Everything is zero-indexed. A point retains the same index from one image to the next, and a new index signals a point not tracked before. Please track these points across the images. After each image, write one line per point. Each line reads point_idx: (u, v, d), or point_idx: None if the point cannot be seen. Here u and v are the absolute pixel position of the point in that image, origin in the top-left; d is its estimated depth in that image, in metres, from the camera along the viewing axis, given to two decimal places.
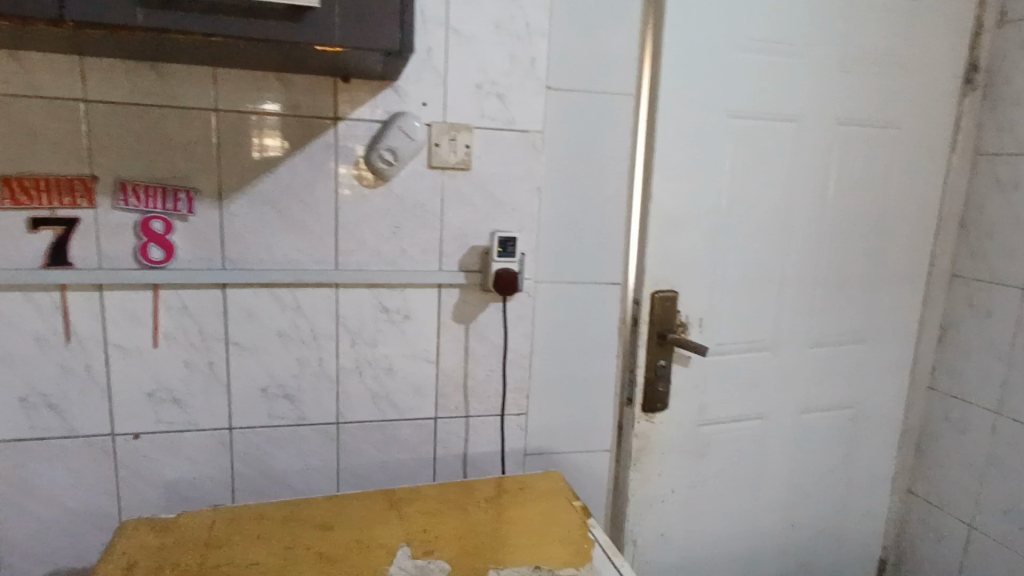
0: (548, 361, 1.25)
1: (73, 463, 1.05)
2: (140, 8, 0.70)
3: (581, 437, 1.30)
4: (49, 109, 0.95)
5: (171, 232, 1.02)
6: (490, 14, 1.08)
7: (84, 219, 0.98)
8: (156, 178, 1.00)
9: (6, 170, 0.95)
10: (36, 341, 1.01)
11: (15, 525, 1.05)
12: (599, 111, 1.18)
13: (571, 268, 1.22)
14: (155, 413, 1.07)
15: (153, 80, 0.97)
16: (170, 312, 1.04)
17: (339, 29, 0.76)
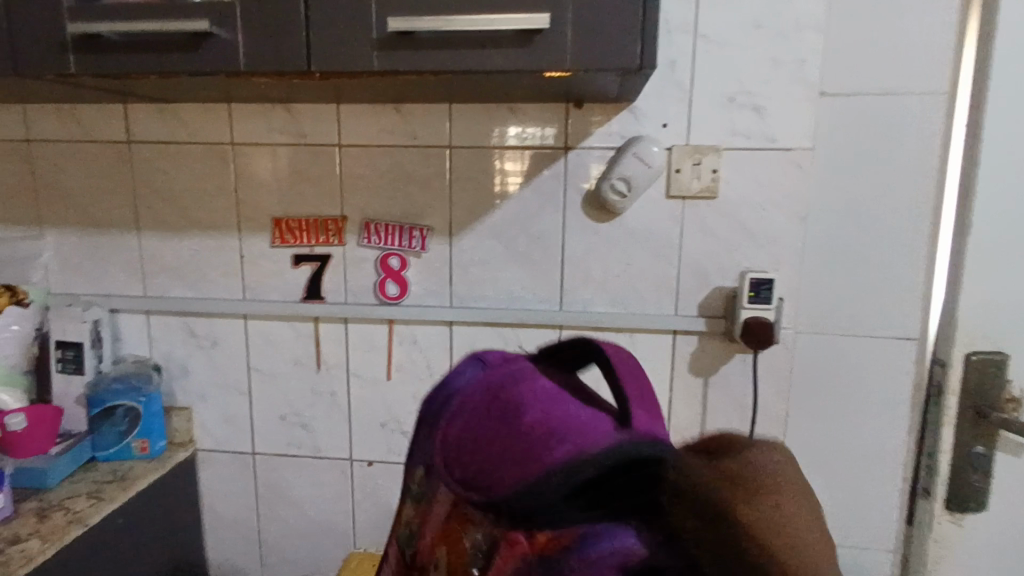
0: (810, 430, 1.00)
1: (318, 480, 1.13)
2: (376, 51, 0.68)
3: (853, 529, 1.02)
4: (313, 154, 1.03)
5: (406, 267, 1.04)
6: (749, 13, 0.90)
7: (335, 256, 1.05)
8: (395, 216, 1.03)
9: (278, 212, 1.05)
10: (295, 365, 1.10)
11: (272, 529, 1.16)
12: (894, 116, 0.92)
13: (845, 316, 0.97)
14: (387, 442, 1.10)
15: (397, 120, 1.00)
16: (402, 345, 1.06)
17: (572, 49, 0.66)
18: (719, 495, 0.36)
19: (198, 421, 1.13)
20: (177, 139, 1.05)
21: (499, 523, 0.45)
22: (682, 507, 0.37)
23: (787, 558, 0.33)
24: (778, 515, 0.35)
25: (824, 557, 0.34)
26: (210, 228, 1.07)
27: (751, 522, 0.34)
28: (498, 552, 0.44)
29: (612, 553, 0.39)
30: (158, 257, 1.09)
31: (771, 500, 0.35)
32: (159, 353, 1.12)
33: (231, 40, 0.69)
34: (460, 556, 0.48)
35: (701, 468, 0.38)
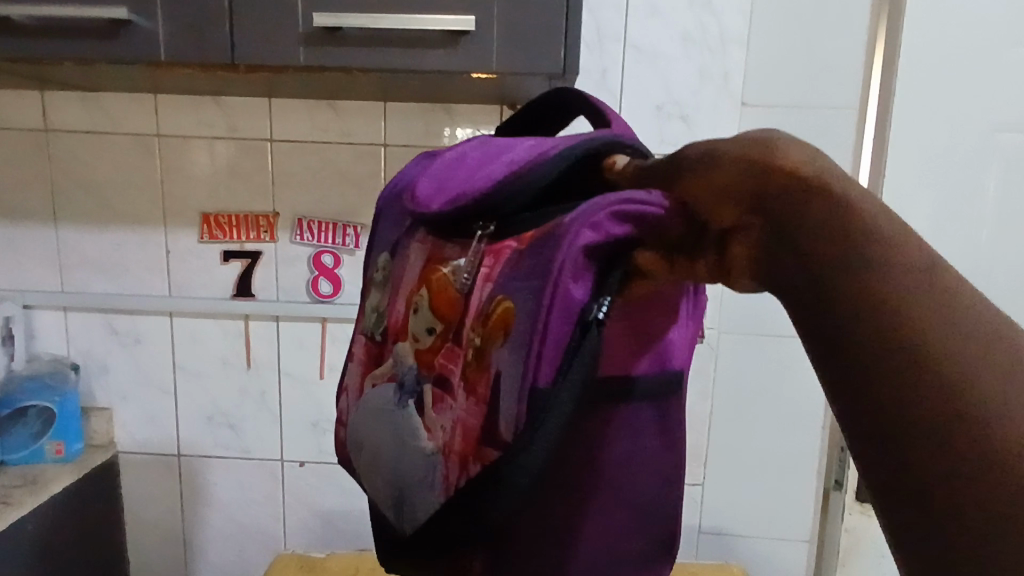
0: (732, 427, 1.04)
1: (247, 482, 1.10)
2: (303, 46, 0.67)
3: (772, 523, 1.07)
4: (244, 149, 1.01)
5: (339, 266, 1.03)
6: (677, 24, 0.94)
7: (266, 253, 1.03)
8: (329, 214, 1.02)
9: (207, 207, 1.02)
10: (223, 364, 1.07)
11: (197, 533, 1.12)
12: (811, 128, 0.97)
13: (764, 318, 1.02)
14: (318, 442, 1.09)
15: (331, 117, 1.00)
16: (335, 343, 1.06)
17: (498, 53, 0.67)
18: (757, 184, 0.25)
19: (120, 421, 1.09)
20: (98, 128, 1.01)
21: (487, 232, 0.44)
22: (701, 208, 0.28)
23: (871, 284, 0.23)
24: (856, 234, 0.23)
25: (942, 289, 0.22)
26: (134, 221, 1.03)
27: (807, 232, 0.24)
28: (487, 260, 0.43)
29: (608, 216, 0.34)
30: (78, 249, 1.04)
31: (849, 227, 0.23)
32: (77, 350, 1.07)
33: (151, 29, 0.67)
34: (444, 289, 0.45)
35: (721, 160, 0.27)
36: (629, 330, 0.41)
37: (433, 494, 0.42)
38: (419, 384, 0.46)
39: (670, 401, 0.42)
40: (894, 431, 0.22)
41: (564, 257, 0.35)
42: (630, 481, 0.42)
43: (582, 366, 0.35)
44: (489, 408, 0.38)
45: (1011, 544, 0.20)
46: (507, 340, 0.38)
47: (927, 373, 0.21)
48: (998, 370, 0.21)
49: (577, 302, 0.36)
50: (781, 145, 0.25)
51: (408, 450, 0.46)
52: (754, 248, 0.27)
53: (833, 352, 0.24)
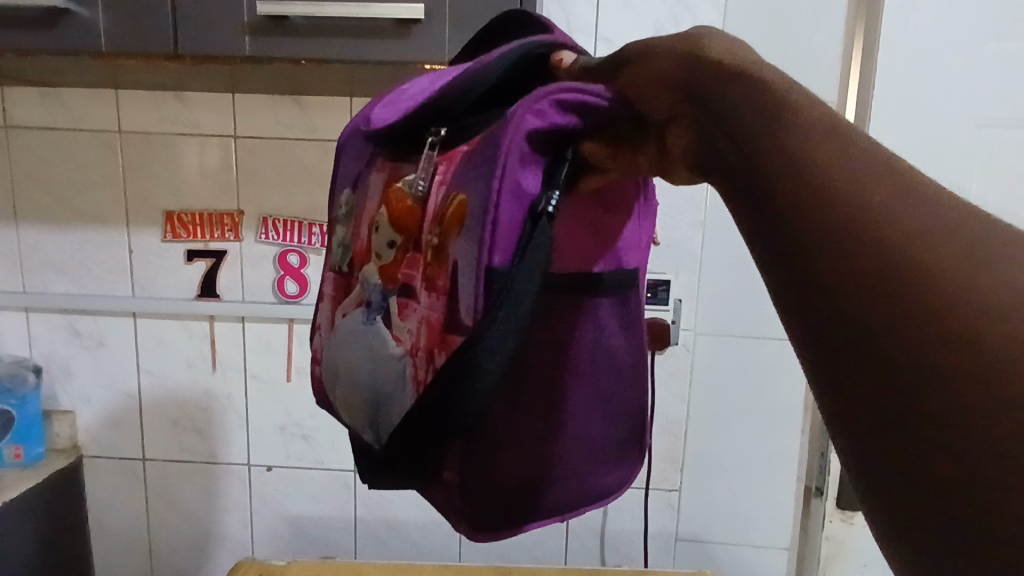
0: (709, 430, 1.02)
1: (214, 486, 1.08)
2: (248, 35, 0.65)
3: (750, 528, 1.04)
4: (208, 146, 0.98)
5: (305, 266, 1.00)
6: (649, 17, 0.91)
7: (231, 252, 1.00)
8: (295, 212, 0.99)
9: (170, 205, 1.00)
10: (188, 367, 1.05)
11: (163, 538, 1.10)
12: None
13: (740, 319, 0.99)
14: (285, 446, 1.06)
15: (296, 113, 0.97)
16: (302, 345, 1.03)
17: (451, 41, 0.65)
18: (687, 75, 0.29)
19: (83, 424, 1.07)
20: (59, 126, 0.98)
21: (440, 137, 0.44)
22: (635, 99, 0.32)
23: (814, 183, 0.25)
24: (796, 131, 0.25)
25: (887, 185, 0.24)
26: (95, 221, 1.01)
27: (746, 132, 0.27)
28: (441, 167, 0.42)
29: (552, 104, 0.35)
30: (38, 250, 1.02)
31: (783, 122, 0.26)
32: (40, 353, 1.05)
33: (91, 19, 0.65)
34: (400, 200, 0.44)
35: (660, 59, 0.30)
36: (585, 228, 0.42)
37: (407, 392, 0.41)
38: (385, 296, 0.45)
39: (629, 294, 0.45)
40: (853, 327, 0.23)
41: (509, 145, 0.36)
42: (600, 372, 0.45)
43: (538, 248, 0.35)
44: (450, 296, 0.38)
45: (978, 406, 0.21)
46: (462, 230, 0.38)
47: (875, 259, 0.23)
48: (931, 240, 0.22)
49: (528, 192, 0.36)
50: (704, 40, 0.29)
51: (381, 361, 0.44)
52: (686, 136, 0.30)
53: (787, 260, 0.25)
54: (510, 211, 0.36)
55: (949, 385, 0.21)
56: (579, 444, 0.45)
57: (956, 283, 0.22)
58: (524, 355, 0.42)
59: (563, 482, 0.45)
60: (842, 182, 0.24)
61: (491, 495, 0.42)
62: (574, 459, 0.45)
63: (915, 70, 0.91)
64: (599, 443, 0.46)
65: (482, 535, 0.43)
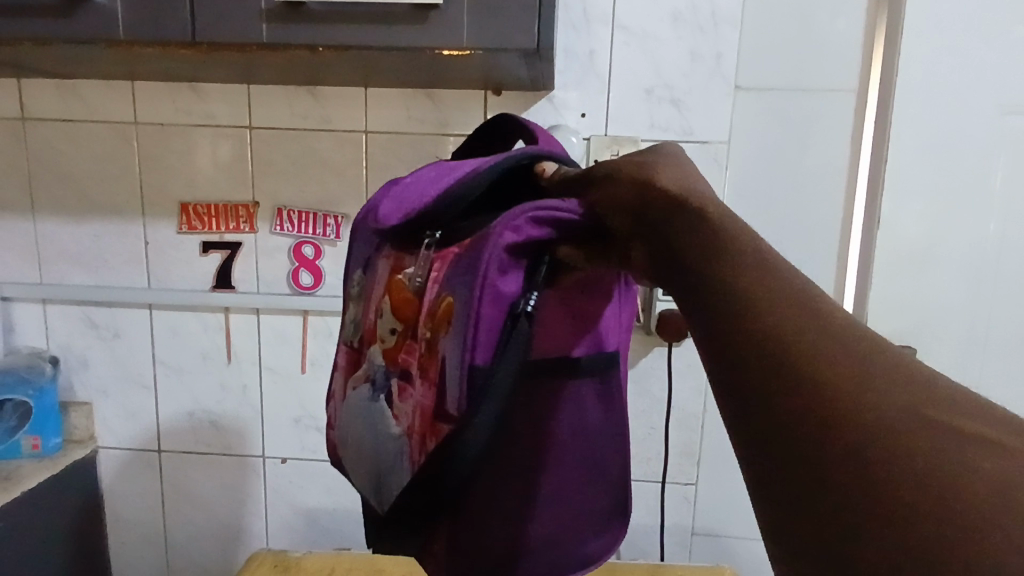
0: None
1: (228, 478, 1.08)
2: (265, 24, 0.65)
3: None
4: (223, 137, 0.98)
5: (320, 257, 1.00)
6: (666, 4, 0.90)
7: (246, 244, 1.00)
8: (310, 203, 0.99)
9: (185, 196, 1.00)
10: (203, 358, 1.05)
11: (177, 530, 1.10)
12: (806, 111, 0.92)
13: None
14: (300, 438, 1.06)
15: (310, 103, 0.97)
16: (316, 337, 1.03)
17: (468, 28, 0.64)
18: (643, 201, 0.31)
19: (99, 416, 1.07)
20: (76, 117, 0.99)
21: (436, 239, 0.43)
22: (603, 215, 0.34)
23: (750, 308, 0.26)
24: (742, 267, 0.27)
25: (809, 309, 0.26)
26: (111, 212, 1.01)
27: (697, 264, 0.29)
28: (435, 265, 0.42)
29: (528, 220, 0.37)
30: (55, 241, 1.02)
31: (728, 256, 0.28)
32: (57, 344, 1.05)
33: (109, 6, 0.65)
34: (400, 291, 0.45)
35: (618, 181, 0.33)
36: (566, 319, 0.43)
37: (406, 470, 0.41)
38: (388, 377, 0.45)
39: (611, 377, 0.45)
40: (785, 451, 0.24)
41: (490, 255, 0.37)
42: (588, 451, 0.44)
43: (516, 348, 0.36)
44: (440, 388, 0.39)
45: (907, 538, 0.21)
46: (450, 329, 0.39)
47: (807, 391, 0.24)
48: (846, 360, 0.24)
49: (507, 294, 0.38)
50: (659, 169, 0.32)
51: (380, 441, 0.44)
52: (647, 254, 0.32)
53: (729, 386, 0.26)
54: (491, 316, 0.37)
55: (890, 541, 0.21)
56: (560, 517, 0.44)
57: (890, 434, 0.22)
58: (505, 437, 0.41)
59: (544, 555, 0.44)
60: (783, 324, 0.25)
61: (473, 573, 0.41)
62: (555, 533, 0.44)
63: (939, 57, 0.90)
64: (584, 515, 0.45)
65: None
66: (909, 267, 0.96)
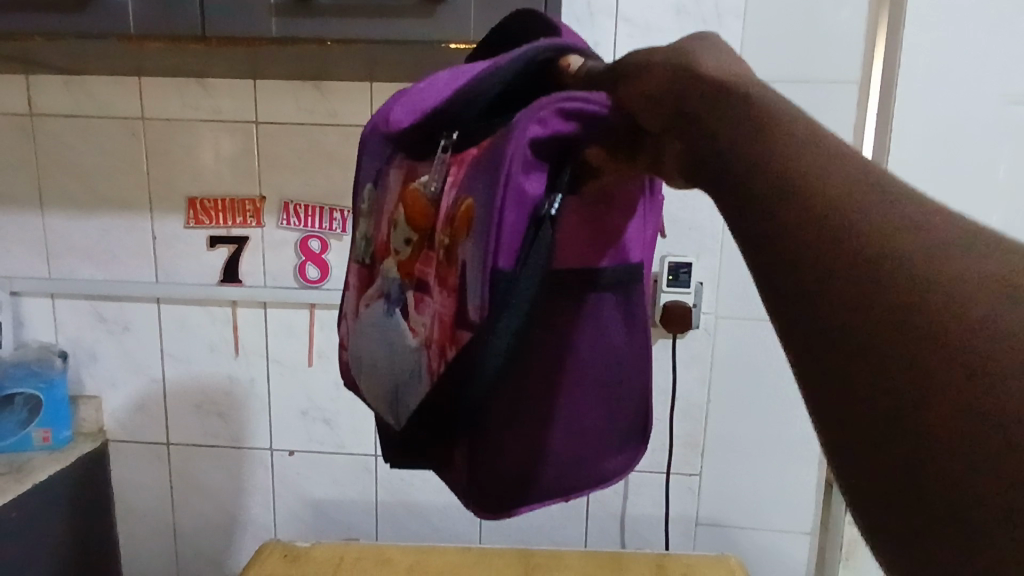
0: (730, 414, 1.01)
1: (236, 470, 1.09)
2: (275, 17, 0.66)
3: (770, 514, 1.03)
4: (230, 131, 0.99)
5: (327, 251, 1.01)
6: None
7: (253, 238, 1.01)
8: (316, 196, 1.00)
9: (192, 191, 1.01)
10: (211, 351, 1.06)
11: (186, 521, 1.11)
12: (808, 100, 0.94)
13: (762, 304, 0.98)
14: (307, 430, 1.07)
15: (316, 97, 0.97)
16: (323, 329, 1.04)
17: (476, 19, 0.65)
18: (681, 90, 0.29)
19: (109, 409, 1.08)
20: (83, 113, 0.99)
21: (452, 141, 0.44)
22: (632, 111, 0.33)
23: (798, 191, 0.24)
24: (789, 143, 0.25)
25: (870, 190, 0.23)
26: (119, 207, 1.02)
27: (738, 143, 0.26)
28: (453, 170, 0.44)
29: (554, 112, 0.37)
30: (64, 237, 1.03)
31: (771, 136, 0.25)
32: (66, 338, 1.06)
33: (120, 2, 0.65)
34: (415, 202, 0.46)
35: (652, 73, 0.31)
36: (588, 227, 0.44)
37: (422, 379, 0.43)
38: (403, 291, 0.47)
39: (632, 290, 0.46)
40: (847, 354, 0.21)
41: (513, 152, 0.37)
42: (607, 363, 0.46)
43: (540, 251, 0.36)
44: (459, 292, 0.40)
45: (998, 447, 0.18)
46: (470, 232, 0.40)
47: (872, 280, 0.21)
48: (915, 243, 0.21)
49: (531, 196, 0.38)
50: (696, 56, 0.30)
51: (399, 350, 0.46)
52: (682, 146, 0.29)
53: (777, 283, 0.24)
54: (515, 218, 0.38)
55: (979, 422, 0.18)
56: (580, 428, 0.46)
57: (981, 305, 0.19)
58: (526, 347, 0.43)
59: (563, 464, 0.46)
60: (843, 203, 0.22)
61: (495, 480, 0.42)
62: (576, 445, 0.46)
63: (942, 49, 0.90)
64: (603, 429, 0.47)
65: (489, 515, 0.43)
66: None
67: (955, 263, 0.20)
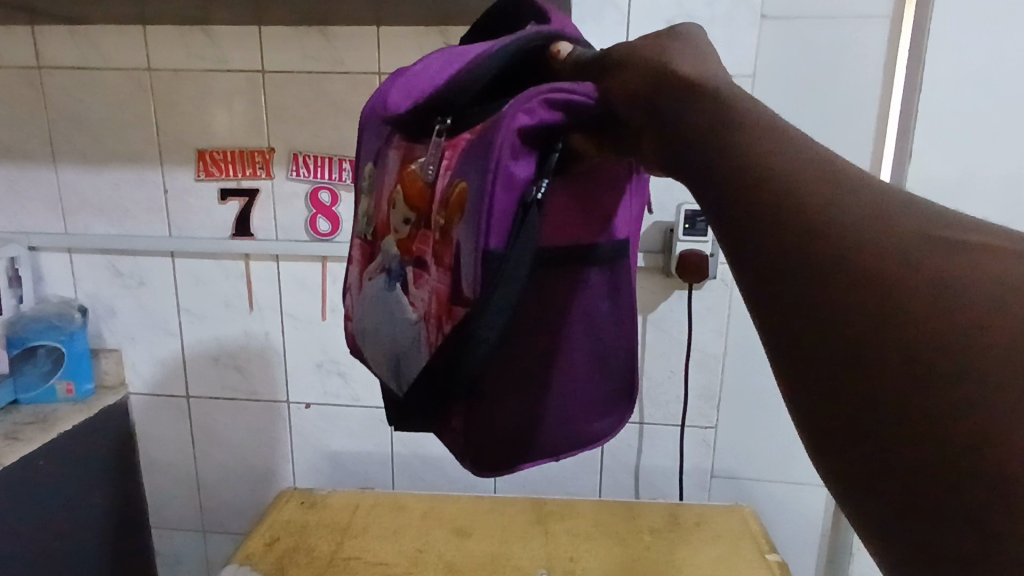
0: (746, 366, 1.00)
1: (255, 422, 1.11)
2: None
3: (786, 466, 1.02)
4: (236, 80, 0.97)
5: (337, 203, 1.00)
6: None
7: (263, 190, 1.01)
8: (325, 148, 0.98)
9: (202, 143, 1.00)
10: (225, 305, 1.06)
11: (209, 471, 1.14)
12: (833, 40, 0.89)
13: None
14: (322, 383, 1.08)
15: (322, 44, 0.95)
16: (336, 283, 1.03)
17: None
18: (655, 88, 0.34)
19: (129, 362, 1.10)
20: (90, 65, 0.98)
21: (446, 125, 0.45)
22: (613, 103, 0.37)
23: (762, 175, 0.28)
24: (749, 136, 0.29)
25: (826, 178, 0.27)
26: (131, 161, 1.02)
27: (709, 138, 0.31)
28: (447, 151, 0.43)
29: (541, 103, 0.38)
30: (78, 191, 1.04)
31: (737, 127, 0.30)
32: (85, 293, 1.08)
33: None
34: (413, 183, 0.45)
35: (636, 75, 0.36)
36: (578, 208, 0.45)
37: (422, 352, 0.43)
38: (403, 266, 0.47)
39: (621, 266, 0.48)
40: (806, 315, 0.26)
41: (503, 139, 0.38)
42: (597, 336, 0.48)
43: (531, 227, 0.38)
44: (454, 272, 0.41)
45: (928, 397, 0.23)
46: (465, 213, 0.40)
47: (824, 256, 0.26)
48: (861, 226, 0.26)
49: (520, 179, 0.39)
50: (674, 58, 0.35)
51: (397, 325, 0.46)
52: (658, 141, 0.34)
53: (750, 259, 0.28)
54: (503, 206, 0.39)
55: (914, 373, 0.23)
56: (574, 398, 0.48)
57: (903, 273, 0.24)
58: (520, 325, 0.45)
59: (562, 427, 0.48)
60: (799, 192, 0.27)
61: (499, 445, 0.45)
62: (570, 412, 0.48)
63: None
64: (598, 397, 0.49)
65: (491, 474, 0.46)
66: (943, 204, 0.89)
67: (894, 241, 0.25)
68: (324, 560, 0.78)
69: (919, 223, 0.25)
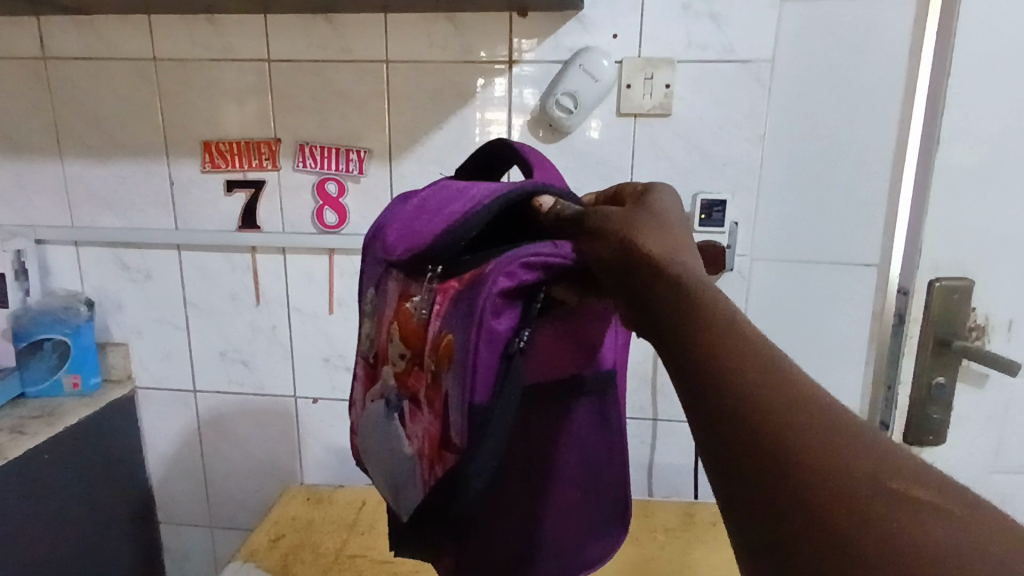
0: None
1: (263, 418, 1.10)
2: None
3: None
4: (241, 70, 0.96)
5: (344, 194, 0.98)
6: None
7: (270, 181, 0.99)
8: (333, 138, 0.96)
9: (208, 135, 0.98)
10: (232, 299, 1.05)
11: (216, 467, 1.13)
12: (854, 23, 0.86)
13: (798, 243, 0.94)
14: (330, 378, 1.06)
15: (328, 31, 0.93)
16: (343, 276, 1.02)
17: None
18: (626, 260, 0.36)
19: (136, 357, 1.09)
20: (96, 55, 0.97)
21: (437, 273, 0.45)
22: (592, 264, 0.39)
23: (720, 365, 0.30)
24: (712, 326, 0.31)
25: (779, 381, 0.29)
26: (137, 152, 1.00)
27: (673, 314, 0.33)
28: (437, 299, 0.44)
29: (523, 264, 0.40)
30: (85, 183, 1.03)
31: (700, 314, 0.32)
32: (91, 287, 1.07)
33: None
34: (407, 322, 0.46)
35: (611, 242, 0.38)
36: (562, 342, 0.46)
37: (418, 489, 0.44)
38: (399, 398, 0.47)
39: (607, 396, 0.49)
40: (761, 501, 0.27)
41: (485, 297, 0.40)
42: (587, 465, 0.49)
43: (513, 383, 0.40)
44: (443, 420, 0.42)
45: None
46: (450, 364, 0.42)
47: (772, 448, 0.27)
48: (803, 429, 0.27)
49: (502, 333, 0.41)
50: (643, 233, 0.36)
51: (393, 454, 0.47)
52: (633, 312, 0.36)
53: (713, 444, 0.30)
54: (486, 363, 0.40)
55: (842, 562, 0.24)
56: (567, 522, 0.49)
57: (832, 468, 0.26)
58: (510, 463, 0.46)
59: (553, 553, 0.49)
60: (757, 396, 0.29)
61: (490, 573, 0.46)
62: (560, 539, 0.49)
63: None
64: (590, 517, 0.50)
65: None
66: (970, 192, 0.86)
67: (837, 449, 0.27)
68: (330, 557, 0.77)
69: (861, 437, 0.27)
